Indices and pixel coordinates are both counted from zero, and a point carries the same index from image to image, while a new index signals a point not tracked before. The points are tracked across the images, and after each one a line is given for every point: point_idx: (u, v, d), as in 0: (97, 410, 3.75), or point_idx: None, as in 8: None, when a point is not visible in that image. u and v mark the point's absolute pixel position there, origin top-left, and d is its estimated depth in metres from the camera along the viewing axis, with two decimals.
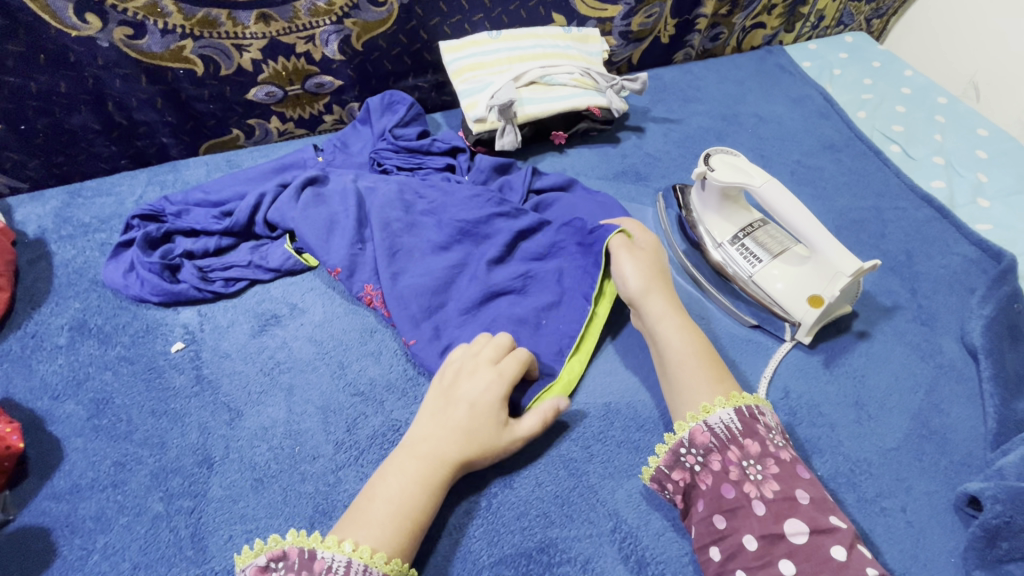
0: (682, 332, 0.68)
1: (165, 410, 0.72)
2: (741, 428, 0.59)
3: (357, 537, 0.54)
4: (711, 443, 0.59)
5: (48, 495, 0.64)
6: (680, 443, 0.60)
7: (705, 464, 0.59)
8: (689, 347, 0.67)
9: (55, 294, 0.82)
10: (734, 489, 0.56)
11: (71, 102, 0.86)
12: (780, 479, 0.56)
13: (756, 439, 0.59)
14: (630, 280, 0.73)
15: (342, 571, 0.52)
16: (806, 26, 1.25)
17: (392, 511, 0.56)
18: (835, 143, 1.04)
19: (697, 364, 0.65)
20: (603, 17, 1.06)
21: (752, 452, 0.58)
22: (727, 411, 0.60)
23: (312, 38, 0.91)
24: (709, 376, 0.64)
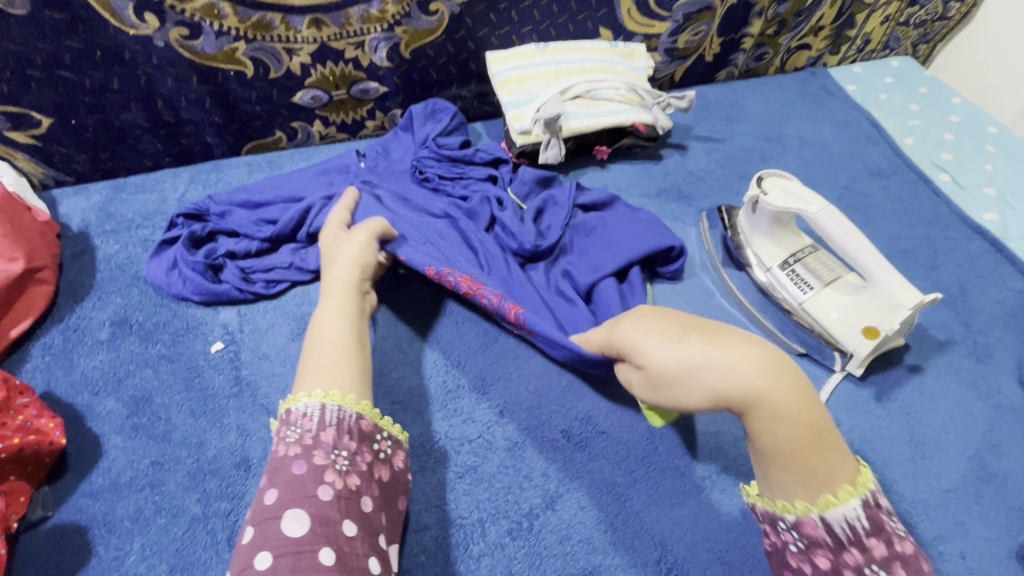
0: (781, 423, 0.52)
1: (204, 411, 0.71)
2: (867, 525, 0.51)
3: (313, 387, 0.59)
4: (826, 540, 0.52)
5: (86, 492, 0.64)
6: (778, 518, 0.54)
7: (806, 551, 0.53)
8: (790, 444, 0.52)
9: (98, 289, 0.82)
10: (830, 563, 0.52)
11: (123, 99, 0.87)
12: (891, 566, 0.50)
13: (882, 539, 0.51)
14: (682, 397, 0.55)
15: (317, 415, 0.56)
16: (852, 49, 1.24)
17: (323, 339, 0.63)
18: (883, 170, 1.02)
19: (798, 429, 0.52)
20: (650, 34, 1.05)
21: (877, 556, 0.50)
22: (853, 507, 0.51)
23: (361, 45, 0.91)
24: (814, 445, 0.52)
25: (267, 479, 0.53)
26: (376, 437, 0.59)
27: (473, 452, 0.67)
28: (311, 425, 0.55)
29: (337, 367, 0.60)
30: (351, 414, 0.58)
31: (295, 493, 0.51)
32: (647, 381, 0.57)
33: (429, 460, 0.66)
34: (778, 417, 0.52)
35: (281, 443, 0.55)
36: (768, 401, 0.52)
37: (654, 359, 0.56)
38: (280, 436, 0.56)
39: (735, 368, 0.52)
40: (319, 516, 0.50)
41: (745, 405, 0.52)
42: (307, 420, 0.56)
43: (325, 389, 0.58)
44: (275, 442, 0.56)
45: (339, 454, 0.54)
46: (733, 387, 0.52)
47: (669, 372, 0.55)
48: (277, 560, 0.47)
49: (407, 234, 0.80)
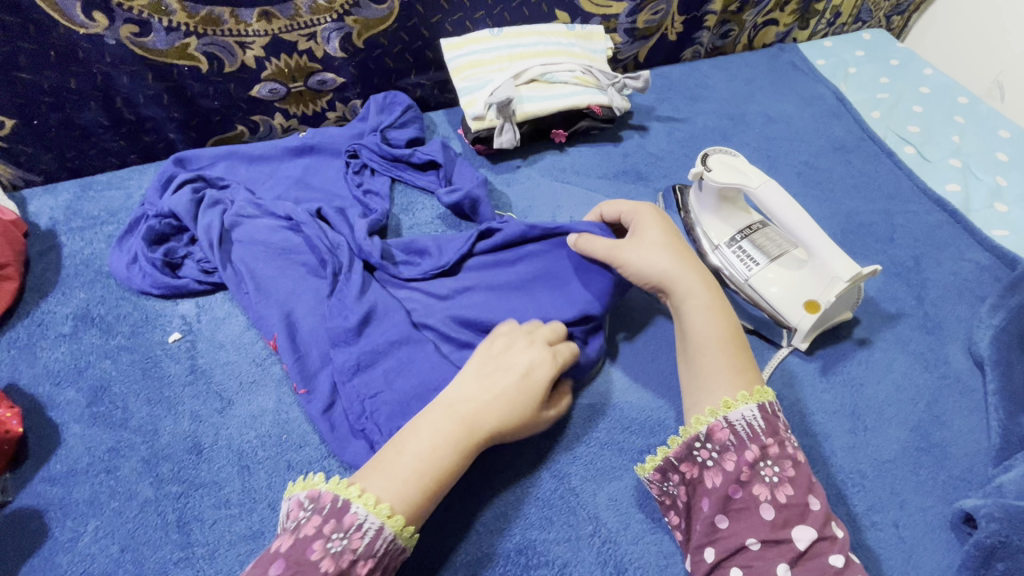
0: (705, 318, 0.65)
1: (160, 399, 0.73)
2: (763, 426, 0.58)
3: (386, 500, 0.53)
4: (730, 440, 0.57)
5: (45, 478, 0.66)
6: (695, 438, 0.59)
7: (718, 462, 0.57)
8: (714, 333, 0.63)
9: (62, 284, 0.85)
10: (742, 489, 0.55)
11: (82, 98, 0.89)
12: (796, 483, 0.55)
13: (776, 439, 0.57)
14: (701, 332, 0.64)
15: (371, 534, 0.51)
16: (822, 23, 1.22)
17: (429, 463, 0.55)
18: (846, 144, 1.01)
19: (721, 350, 0.63)
20: (607, 14, 1.04)
21: (771, 453, 0.56)
22: (750, 408, 0.58)
23: (313, 36, 0.92)
24: (732, 365, 0.61)
25: (284, 567, 0.49)
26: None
27: None
28: (359, 543, 0.51)
29: (418, 492, 0.54)
30: (399, 550, 0.53)
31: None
32: (627, 242, 0.70)
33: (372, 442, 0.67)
34: (700, 323, 0.64)
35: (319, 535, 0.51)
36: (706, 339, 0.63)
37: (630, 247, 0.69)
38: (320, 528, 0.51)
39: (650, 257, 0.68)
40: None
41: (681, 292, 0.66)
42: (359, 536, 0.51)
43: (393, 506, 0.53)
44: (310, 528, 0.51)
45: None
46: (674, 280, 0.67)
47: (645, 223, 0.72)
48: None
49: (276, 262, 0.80)
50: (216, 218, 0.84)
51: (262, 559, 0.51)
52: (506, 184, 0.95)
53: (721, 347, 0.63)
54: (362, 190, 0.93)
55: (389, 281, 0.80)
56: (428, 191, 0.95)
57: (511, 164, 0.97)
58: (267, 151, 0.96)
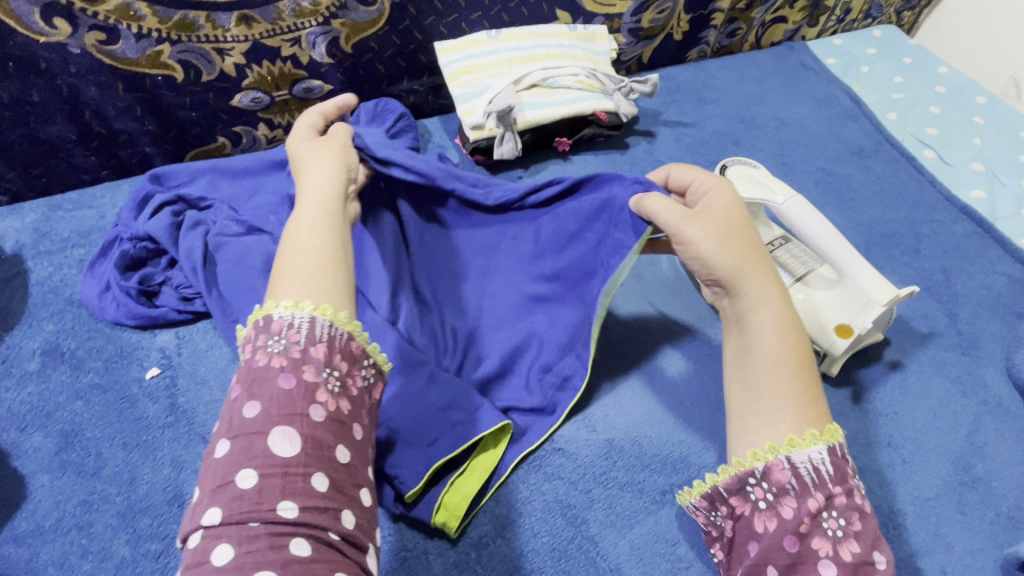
0: (781, 328, 0.56)
1: (137, 443, 0.67)
2: (832, 474, 0.50)
3: (290, 298, 0.51)
4: (790, 485, 0.50)
5: (9, 538, 0.60)
6: (750, 472, 0.52)
7: (773, 505, 0.50)
8: (785, 350, 0.55)
9: (29, 315, 0.78)
10: (800, 543, 0.48)
11: (46, 112, 0.82)
12: (861, 540, 0.47)
13: (845, 489, 0.49)
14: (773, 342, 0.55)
15: (306, 327, 0.49)
16: (831, 20, 1.16)
17: (308, 245, 0.55)
18: (863, 148, 0.96)
19: (791, 373, 0.54)
20: (611, 14, 0.98)
21: (837, 503, 0.48)
22: (818, 450, 0.50)
23: (298, 41, 0.85)
24: (802, 394, 0.53)
25: (242, 389, 0.46)
26: (363, 362, 0.52)
27: None
28: (297, 336, 0.48)
29: (320, 278, 0.53)
30: (343, 332, 0.51)
31: (283, 409, 0.45)
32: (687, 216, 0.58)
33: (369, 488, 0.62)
34: (777, 340, 0.55)
35: (260, 353, 0.48)
36: (773, 359, 0.55)
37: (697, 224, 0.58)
38: (255, 345, 0.48)
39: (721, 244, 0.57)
40: (311, 437, 0.45)
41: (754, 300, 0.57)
42: (294, 331, 0.48)
43: (315, 303, 0.51)
44: (250, 351, 0.49)
45: (331, 373, 0.48)
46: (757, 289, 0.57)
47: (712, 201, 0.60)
48: (264, 479, 0.42)
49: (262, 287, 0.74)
50: (198, 241, 0.78)
51: (225, 411, 0.47)
52: None
53: (790, 369, 0.54)
54: None
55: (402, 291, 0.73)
56: None
57: (513, 174, 0.92)
58: (251, 165, 0.89)
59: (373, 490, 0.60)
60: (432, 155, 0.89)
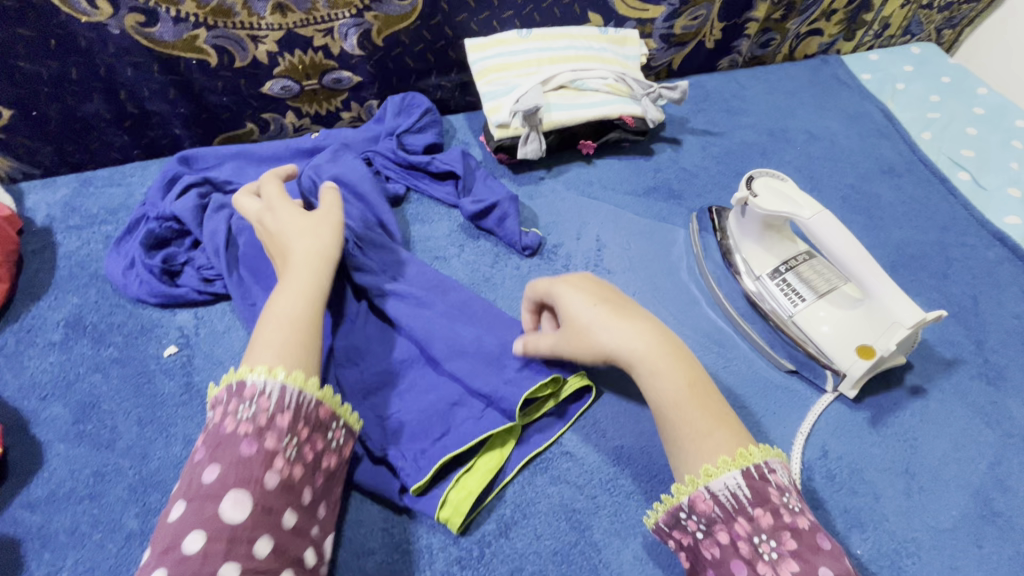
0: (662, 370, 0.53)
1: (152, 419, 0.68)
2: (751, 495, 0.48)
3: (264, 362, 0.51)
4: (715, 512, 0.48)
5: (24, 503, 0.62)
6: (678, 507, 0.51)
7: (709, 533, 0.49)
8: (675, 390, 0.53)
9: (55, 288, 0.80)
10: (746, 568, 0.46)
11: (84, 90, 0.84)
12: (800, 558, 0.44)
13: (767, 509, 0.47)
14: (665, 391, 0.53)
15: (276, 395, 0.49)
16: (868, 35, 1.14)
17: (286, 317, 0.56)
18: (894, 167, 0.94)
19: (691, 411, 0.52)
20: (643, 18, 0.98)
21: (764, 525, 0.46)
22: (733, 476, 0.48)
23: (330, 31, 0.86)
24: (697, 428, 0.51)
25: (205, 453, 0.47)
26: (332, 426, 0.53)
27: None
28: (268, 404, 0.49)
29: (297, 348, 0.53)
30: (311, 400, 0.51)
31: (238, 477, 0.45)
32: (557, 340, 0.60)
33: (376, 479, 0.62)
34: (661, 383, 0.54)
35: (228, 417, 0.48)
36: (668, 401, 0.53)
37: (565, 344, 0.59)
38: (227, 409, 0.49)
39: (580, 345, 0.58)
40: (261, 506, 0.45)
41: (630, 363, 0.55)
42: (266, 398, 0.49)
43: (287, 369, 0.51)
44: (220, 414, 0.49)
45: (291, 440, 0.49)
46: (623, 349, 0.55)
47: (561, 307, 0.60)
48: (209, 544, 0.42)
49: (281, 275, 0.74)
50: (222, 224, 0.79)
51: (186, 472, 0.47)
52: (529, 197, 0.89)
53: (686, 406, 0.52)
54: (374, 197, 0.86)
55: (419, 286, 0.73)
56: (444, 203, 0.88)
57: (535, 175, 0.91)
58: (276, 152, 0.91)
59: (380, 481, 0.60)
60: (456, 151, 0.90)
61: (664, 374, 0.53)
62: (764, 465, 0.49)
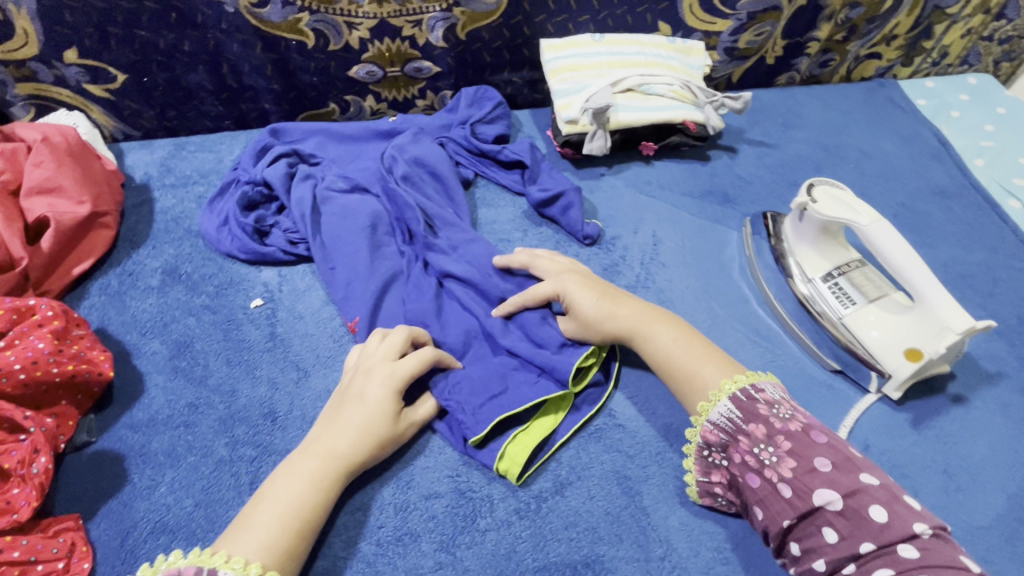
0: (658, 332, 0.65)
1: (239, 361, 0.75)
2: (743, 414, 0.57)
3: (243, 536, 0.52)
4: (722, 438, 0.58)
5: (127, 424, 0.69)
6: (698, 447, 0.61)
7: (728, 459, 0.58)
8: (671, 346, 0.64)
9: (153, 239, 0.87)
10: (759, 477, 0.55)
11: (192, 61, 0.91)
12: (794, 453, 0.53)
13: (758, 421, 0.56)
14: (665, 346, 0.64)
15: None
16: (926, 62, 1.17)
17: (286, 494, 0.55)
18: (946, 190, 0.97)
19: (687, 359, 0.63)
20: (710, 31, 1.02)
21: (758, 436, 0.55)
22: (724, 404, 0.58)
23: (419, 23, 0.93)
24: (693, 369, 0.62)
25: None
26: None
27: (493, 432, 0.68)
28: None
29: (275, 543, 0.52)
30: None
31: None
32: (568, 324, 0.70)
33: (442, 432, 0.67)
34: (660, 341, 0.65)
35: None
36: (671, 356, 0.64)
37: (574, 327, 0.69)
38: None
39: (587, 328, 0.68)
40: None
41: (631, 332, 0.66)
42: None
43: (263, 553, 0.52)
44: None
45: None
46: (632, 323, 0.66)
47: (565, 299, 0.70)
48: None
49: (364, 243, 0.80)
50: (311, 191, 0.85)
51: None
52: (590, 191, 0.94)
53: (682, 355, 0.63)
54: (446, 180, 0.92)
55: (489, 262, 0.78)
56: (510, 190, 0.94)
57: (596, 171, 0.96)
58: (357, 132, 0.97)
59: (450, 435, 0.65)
60: (525, 143, 0.95)
61: (660, 332, 0.65)
62: (749, 388, 0.58)
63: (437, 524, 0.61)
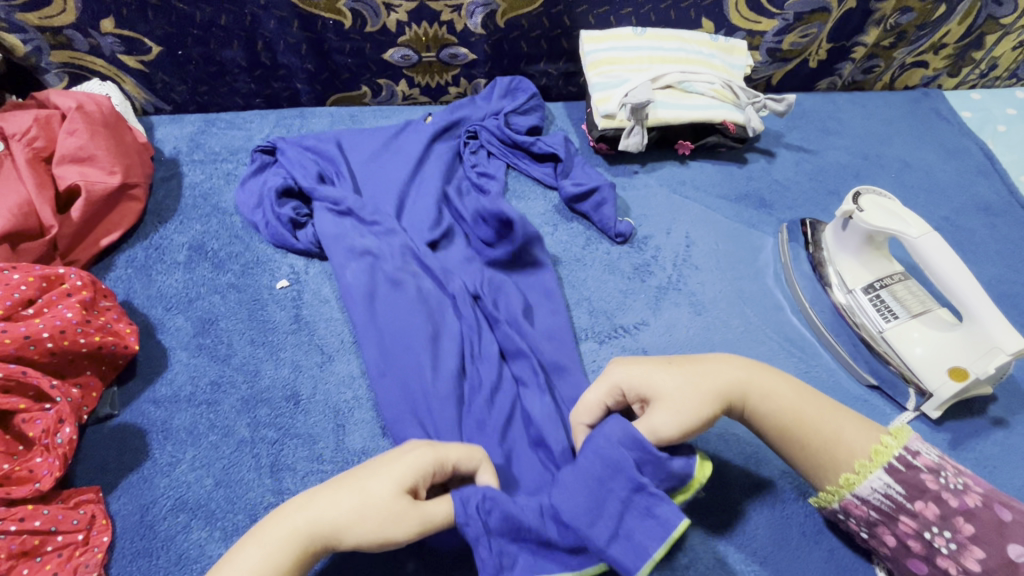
0: (769, 390, 0.57)
1: (263, 341, 0.74)
2: (906, 492, 0.53)
3: None
4: (874, 514, 0.55)
5: (150, 399, 0.68)
6: (834, 510, 0.58)
7: (877, 531, 0.56)
8: (790, 403, 0.57)
9: (180, 214, 0.86)
10: (927, 560, 0.53)
11: (228, 36, 0.90)
12: (973, 541, 0.50)
13: (924, 500, 0.53)
14: (785, 397, 0.58)
15: None
16: (974, 73, 1.13)
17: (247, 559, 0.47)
18: (991, 206, 0.94)
19: (815, 412, 0.57)
20: (754, 30, 0.99)
21: (927, 519, 0.52)
22: (878, 479, 0.54)
23: (458, 8, 0.91)
24: (833, 432, 0.56)
25: None
26: None
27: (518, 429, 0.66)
28: None
29: None
30: None
31: None
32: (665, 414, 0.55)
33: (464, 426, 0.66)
34: (777, 401, 0.57)
35: None
36: (802, 411, 0.57)
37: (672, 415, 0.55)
38: None
39: (696, 404, 0.55)
40: None
41: (743, 394, 0.57)
42: None
43: None
44: None
45: None
46: (729, 384, 0.57)
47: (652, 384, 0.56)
48: None
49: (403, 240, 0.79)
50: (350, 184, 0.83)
51: None
52: (623, 188, 0.92)
53: (810, 406, 0.57)
54: (478, 171, 0.90)
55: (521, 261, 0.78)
56: (541, 183, 0.92)
57: (630, 168, 0.95)
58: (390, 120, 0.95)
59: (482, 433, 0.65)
60: (557, 136, 0.93)
61: (774, 380, 0.58)
62: (904, 454, 0.54)
63: None
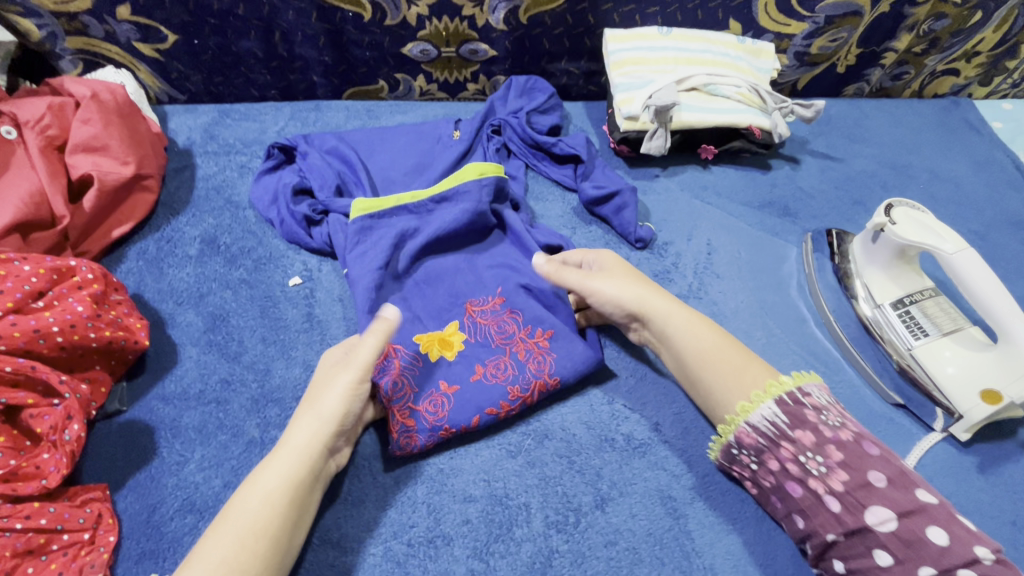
0: (696, 324, 0.63)
1: (275, 340, 0.73)
2: (788, 420, 0.56)
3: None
4: (760, 442, 0.57)
5: (158, 395, 0.67)
6: (729, 444, 0.60)
7: (761, 463, 0.58)
8: (709, 340, 0.62)
9: (193, 206, 0.85)
10: (802, 486, 0.55)
11: (245, 26, 0.88)
12: (845, 466, 0.53)
13: (806, 428, 0.55)
14: (704, 337, 0.62)
15: None
16: (1006, 83, 1.10)
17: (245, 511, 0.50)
18: (1023, 221, 0.91)
19: (728, 351, 0.61)
20: (783, 33, 0.97)
21: (805, 444, 0.54)
22: (768, 406, 0.57)
23: (481, 3, 0.88)
24: (734, 362, 0.60)
25: None
26: None
27: (534, 440, 0.65)
28: None
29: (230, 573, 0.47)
30: None
31: None
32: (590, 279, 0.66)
33: (479, 436, 0.65)
34: (700, 331, 0.62)
35: None
36: (713, 349, 0.61)
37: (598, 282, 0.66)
38: None
39: (619, 290, 0.64)
40: None
41: (668, 319, 0.63)
42: None
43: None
44: None
45: None
46: (657, 305, 0.64)
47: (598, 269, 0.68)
48: None
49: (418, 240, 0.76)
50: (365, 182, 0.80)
51: None
52: (643, 192, 0.90)
53: (726, 351, 0.61)
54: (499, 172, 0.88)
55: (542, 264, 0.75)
56: (561, 185, 0.90)
57: (651, 172, 0.92)
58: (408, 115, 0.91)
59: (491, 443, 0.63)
60: (579, 137, 0.90)
61: (698, 323, 0.63)
62: (796, 392, 0.57)
63: (471, 530, 0.59)
